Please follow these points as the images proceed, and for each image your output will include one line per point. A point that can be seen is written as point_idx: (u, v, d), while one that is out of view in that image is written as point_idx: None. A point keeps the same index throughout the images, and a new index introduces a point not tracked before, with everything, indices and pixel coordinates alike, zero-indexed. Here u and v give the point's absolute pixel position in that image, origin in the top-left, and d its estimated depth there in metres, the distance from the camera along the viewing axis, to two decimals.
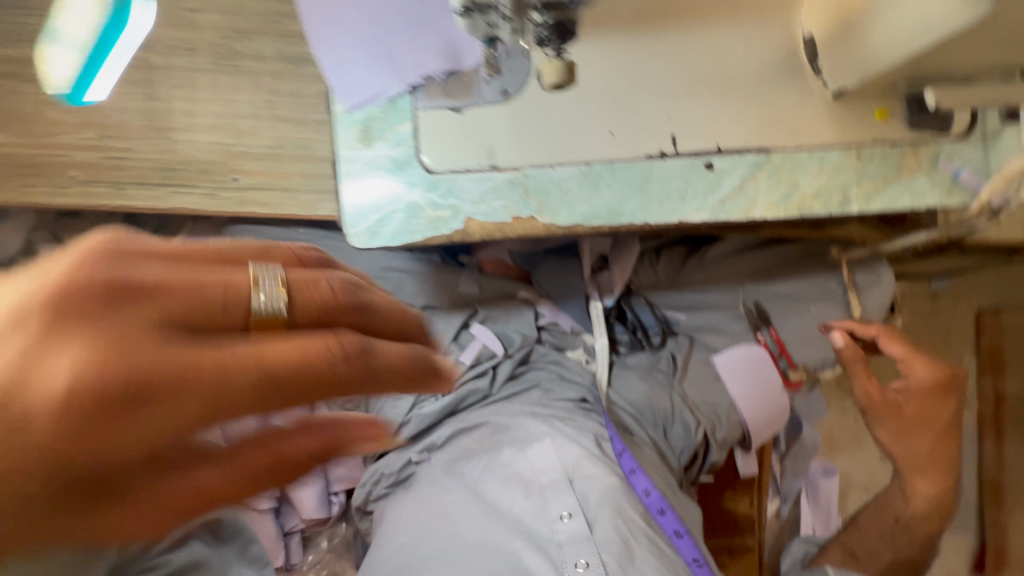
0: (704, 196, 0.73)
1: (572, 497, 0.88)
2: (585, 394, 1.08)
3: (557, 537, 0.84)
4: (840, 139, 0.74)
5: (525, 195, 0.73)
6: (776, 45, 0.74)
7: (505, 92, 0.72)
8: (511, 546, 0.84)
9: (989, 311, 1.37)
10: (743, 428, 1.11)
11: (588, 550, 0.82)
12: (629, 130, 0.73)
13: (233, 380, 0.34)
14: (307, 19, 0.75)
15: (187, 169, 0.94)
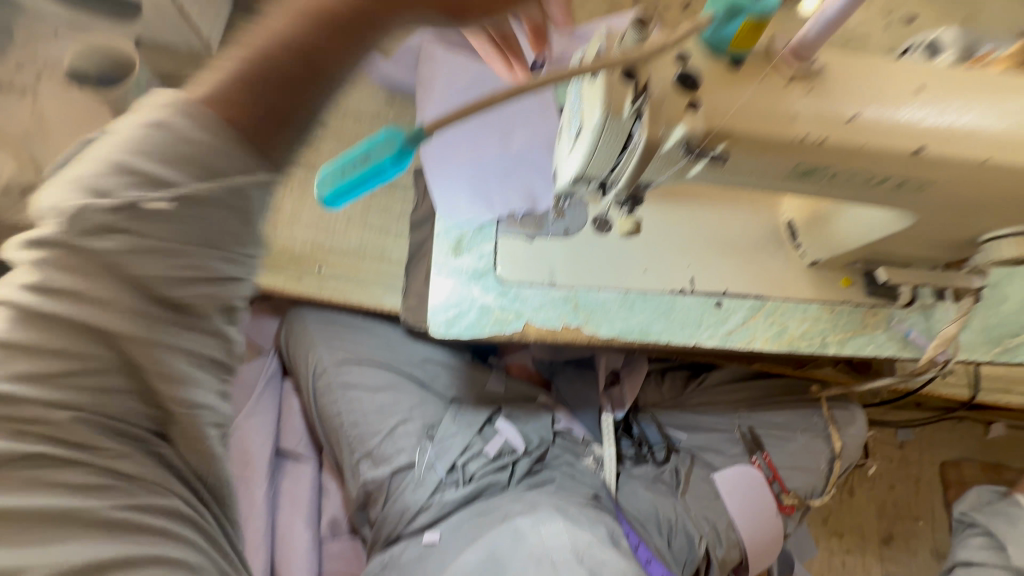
0: (715, 326, 0.92)
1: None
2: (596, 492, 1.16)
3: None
4: (818, 296, 0.96)
5: (575, 309, 0.91)
6: (765, 222, 0.98)
7: (566, 230, 0.92)
8: None
9: (952, 464, 1.51)
10: (742, 551, 1.17)
11: None
12: (658, 269, 0.93)
13: None
14: (428, 167, 1.01)
15: (282, 256, 1.11)
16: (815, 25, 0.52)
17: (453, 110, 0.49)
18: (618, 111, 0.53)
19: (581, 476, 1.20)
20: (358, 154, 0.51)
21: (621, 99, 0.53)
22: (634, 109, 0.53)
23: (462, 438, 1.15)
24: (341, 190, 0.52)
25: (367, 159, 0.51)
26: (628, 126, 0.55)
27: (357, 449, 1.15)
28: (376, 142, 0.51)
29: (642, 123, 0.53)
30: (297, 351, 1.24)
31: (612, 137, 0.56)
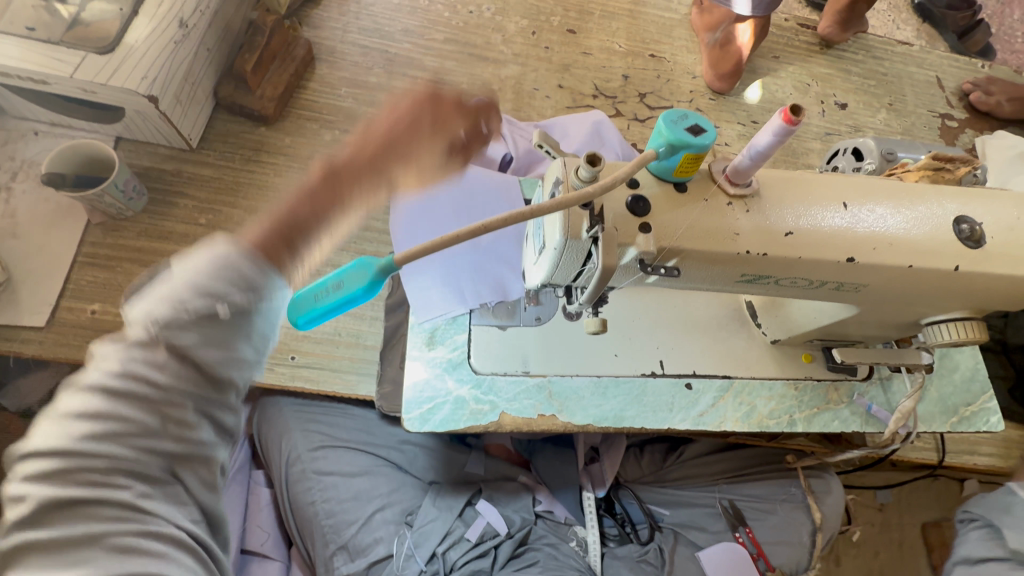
0: (686, 409, 0.94)
1: None
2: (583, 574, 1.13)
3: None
4: (783, 373, 0.99)
5: (549, 397, 0.92)
6: (728, 302, 1.02)
7: (538, 318, 0.94)
8: None
9: (932, 525, 1.52)
10: None
11: None
12: (628, 353, 0.95)
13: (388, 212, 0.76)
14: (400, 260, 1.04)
15: None
16: (746, 158, 0.57)
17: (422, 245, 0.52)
18: (576, 235, 0.57)
19: (565, 558, 1.15)
20: (329, 282, 0.54)
21: (579, 224, 0.57)
22: (591, 233, 0.57)
23: (442, 524, 1.11)
24: (310, 315, 0.54)
25: (341, 286, 0.54)
26: (586, 246, 0.59)
27: (332, 542, 1.10)
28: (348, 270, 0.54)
29: (600, 246, 0.57)
30: (268, 437, 1.17)
31: (573, 254, 0.60)
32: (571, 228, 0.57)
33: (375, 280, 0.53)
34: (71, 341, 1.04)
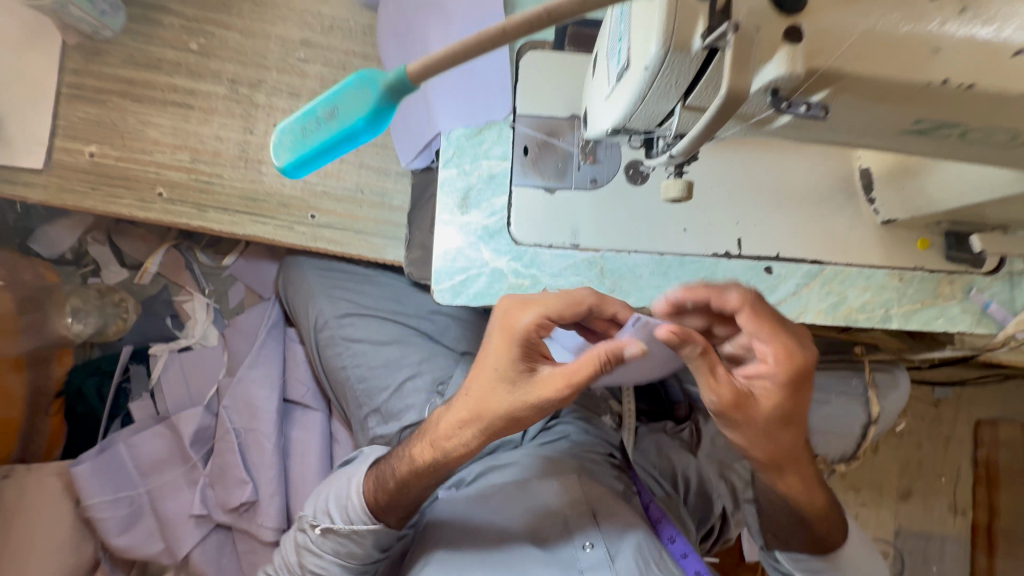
0: (762, 296, 0.80)
1: (596, 531, 0.88)
2: (613, 449, 1.10)
3: (579, 564, 0.85)
4: (887, 261, 0.82)
5: (600, 275, 0.78)
6: (837, 170, 0.81)
7: (594, 180, 0.78)
8: None
9: (987, 423, 1.43)
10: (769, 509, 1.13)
11: None
12: (700, 229, 0.80)
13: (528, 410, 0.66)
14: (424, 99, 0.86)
15: (269, 201, 0.99)
16: None
17: (449, 49, 0.37)
18: (683, 45, 0.41)
19: (597, 432, 1.13)
20: (321, 107, 0.40)
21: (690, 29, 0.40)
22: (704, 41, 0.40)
23: None
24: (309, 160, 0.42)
25: (341, 113, 0.40)
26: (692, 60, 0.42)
27: (365, 405, 1.09)
28: (346, 90, 0.40)
29: (725, 56, 0.40)
30: (296, 302, 1.17)
31: (670, 76, 0.44)
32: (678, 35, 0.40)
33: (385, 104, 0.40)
34: (74, 188, 0.95)
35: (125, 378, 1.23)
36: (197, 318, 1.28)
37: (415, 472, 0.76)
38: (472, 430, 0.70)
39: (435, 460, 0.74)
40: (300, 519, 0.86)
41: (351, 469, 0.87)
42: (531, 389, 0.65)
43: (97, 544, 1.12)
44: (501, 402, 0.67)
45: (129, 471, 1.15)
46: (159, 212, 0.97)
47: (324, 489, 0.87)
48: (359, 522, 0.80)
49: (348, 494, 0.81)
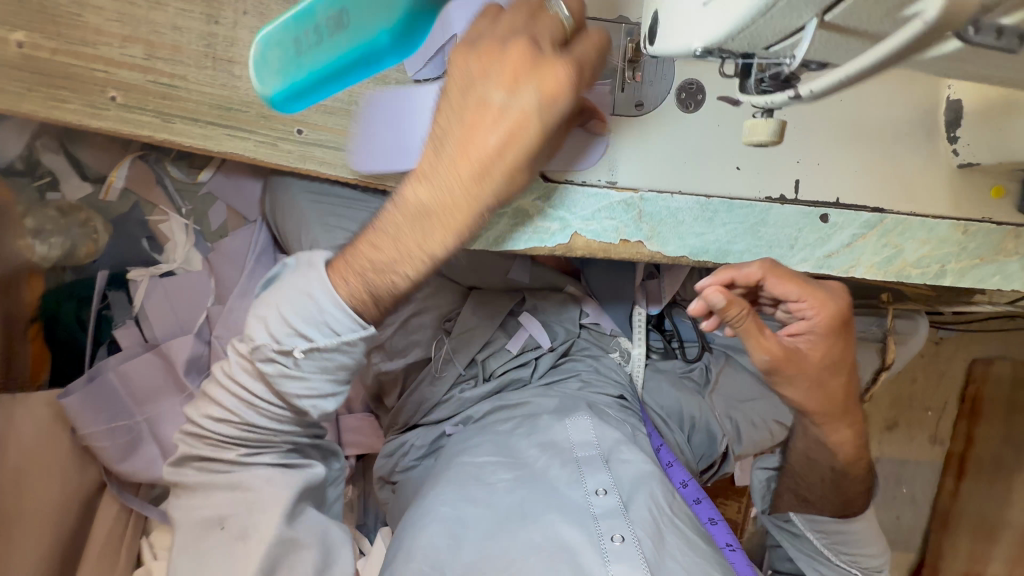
0: (812, 248, 0.72)
1: (608, 475, 0.85)
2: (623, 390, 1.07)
3: (593, 511, 0.80)
4: (954, 210, 0.73)
5: (638, 220, 0.69)
6: (918, 102, 0.71)
7: (640, 104, 0.66)
8: (546, 520, 0.79)
9: (982, 361, 1.44)
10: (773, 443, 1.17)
11: (622, 526, 0.78)
12: (756, 168, 0.69)
13: (438, 183, 0.60)
14: None
15: (246, 111, 0.84)
16: None
17: None
18: None
19: (605, 371, 1.11)
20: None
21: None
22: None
23: (483, 333, 1.07)
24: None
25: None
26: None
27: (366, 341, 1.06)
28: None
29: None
30: (287, 228, 1.07)
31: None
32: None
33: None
34: (6, 86, 0.79)
35: (105, 305, 1.13)
36: (176, 241, 1.17)
37: (353, 271, 0.64)
38: (406, 223, 0.62)
39: (366, 267, 0.64)
40: (254, 351, 0.66)
41: (303, 278, 0.67)
42: (462, 159, 0.58)
43: (101, 468, 1.11)
44: (428, 194, 0.60)
45: (123, 399, 1.11)
46: (117, 122, 0.82)
47: (267, 302, 0.67)
48: (348, 331, 0.65)
49: (321, 311, 0.64)
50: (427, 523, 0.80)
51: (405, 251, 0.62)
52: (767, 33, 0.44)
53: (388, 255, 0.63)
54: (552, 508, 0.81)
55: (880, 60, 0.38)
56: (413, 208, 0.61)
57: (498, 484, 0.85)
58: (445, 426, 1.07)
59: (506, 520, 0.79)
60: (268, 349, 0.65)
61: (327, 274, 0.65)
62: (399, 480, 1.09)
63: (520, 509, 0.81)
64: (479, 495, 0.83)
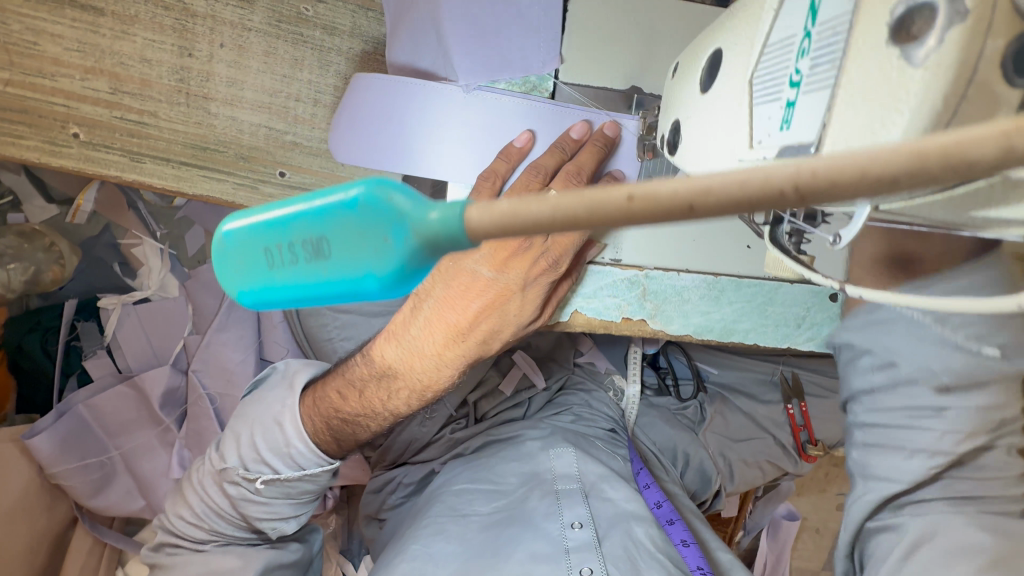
0: (819, 327, 0.69)
1: (585, 508, 0.79)
2: (614, 424, 1.03)
3: (566, 544, 0.74)
4: None
5: (642, 297, 0.65)
6: None
7: (651, 180, 0.67)
8: (515, 557, 0.72)
9: None
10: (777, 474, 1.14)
11: (593, 561, 0.71)
12: None
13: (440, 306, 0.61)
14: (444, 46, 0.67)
15: (224, 151, 0.78)
16: None
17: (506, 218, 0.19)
18: None
19: (598, 406, 1.06)
20: (297, 235, 0.22)
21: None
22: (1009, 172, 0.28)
23: (474, 377, 1.00)
24: (258, 283, 0.24)
25: (324, 254, 0.22)
26: (947, 194, 0.31)
27: None
28: (337, 220, 0.21)
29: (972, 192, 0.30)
30: None
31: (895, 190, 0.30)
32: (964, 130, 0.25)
33: (384, 265, 0.21)
34: None
35: (73, 336, 1.07)
36: (150, 266, 1.10)
37: (323, 415, 0.75)
38: (396, 386, 0.69)
39: (333, 413, 0.73)
40: (224, 472, 0.77)
41: (277, 393, 0.80)
42: (438, 327, 0.62)
43: (72, 504, 1.07)
44: (393, 356, 0.67)
45: (96, 433, 1.06)
46: (80, 160, 0.75)
47: (246, 422, 0.79)
48: (312, 466, 0.77)
49: (288, 441, 0.75)
50: (398, 564, 0.75)
51: (369, 406, 0.71)
52: None
53: (354, 413, 0.72)
54: (524, 544, 0.74)
55: (955, 312, 0.37)
56: (377, 371, 0.69)
57: (473, 518, 0.80)
58: (433, 465, 1.00)
59: (476, 558, 0.74)
60: (238, 472, 0.76)
61: (299, 404, 0.77)
62: (387, 518, 1.03)
63: (493, 545, 0.75)
64: (453, 530, 0.79)
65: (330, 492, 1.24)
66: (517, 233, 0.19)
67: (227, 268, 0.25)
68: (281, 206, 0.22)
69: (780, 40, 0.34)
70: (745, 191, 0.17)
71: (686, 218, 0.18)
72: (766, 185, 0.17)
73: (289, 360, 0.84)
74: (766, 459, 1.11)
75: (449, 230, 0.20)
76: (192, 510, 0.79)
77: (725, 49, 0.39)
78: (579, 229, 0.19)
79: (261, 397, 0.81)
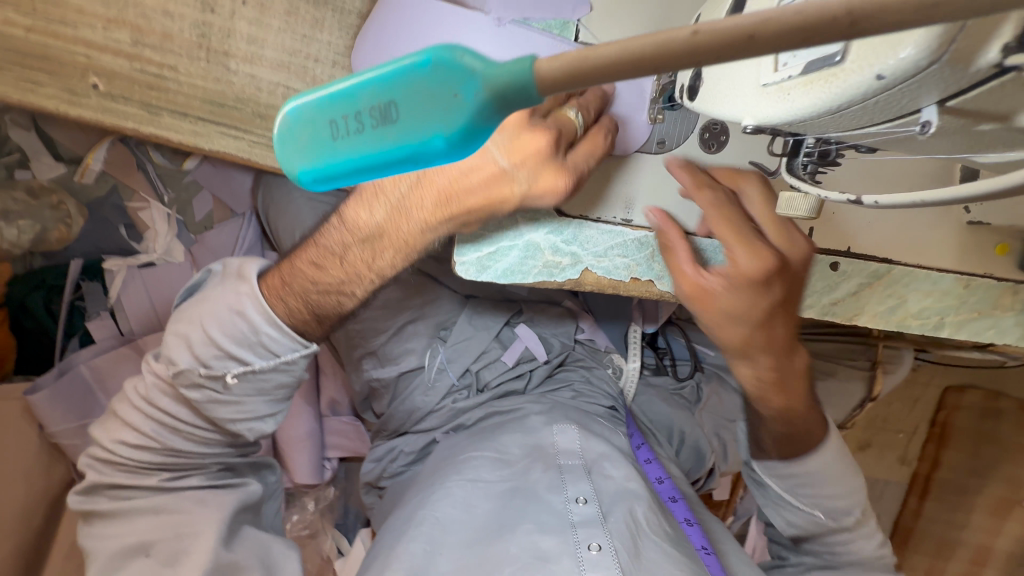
0: (820, 295, 0.72)
1: (589, 484, 0.74)
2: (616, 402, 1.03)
3: (571, 518, 0.70)
4: (957, 265, 0.73)
5: (651, 258, 0.68)
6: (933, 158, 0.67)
7: (662, 143, 0.65)
8: (522, 529, 0.69)
9: (955, 388, 1.42)
10: None
11: (600, 535, 0.67)
12: None
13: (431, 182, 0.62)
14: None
15: (242, 109, 0.79)
16: None
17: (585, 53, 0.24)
18: (961, 62, 0.29)
19: (598, 383, 1.07)
20: (365, 103, 0.30)
21: (986, 40, 0.28)
22: (1005, 60, 0.28)
23: (479, 342, 1.03)
24: (320, 155, 0.33)
25: (390, 116, 0.29)
26: (887, 127, 0.36)
27: (359, 347, 1.05)
28: (402, 86, 0.29)
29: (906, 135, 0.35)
30: (279, 225, 1.02)
31: (938, 79, 0.30)
32: (976, 37, 0.28)
33: (451, 124, 0.28)
34: None
35: (77, 296, 1.07)
36: (156, 229, 1.10)
37: (298, 296, 0.69)
38: (387, 250, 0.67)
39: (310, 287, 0.69)
40: (180, 376, 0.70)
41: (226, 288, 0.71)
42: (432, 184, 0.62)
43: (71, 465, 1.06)
44: (379, 215, 0.66)
45: (93, 394, 1.05)
46: (97, 110, 0.77)
47: (193, 321, 0.70)
48: (286, 351, 0.71)
49: (254, 328, 0.68)
50: (406, 530, 0.71)
51: (352, 271, 0.69)
52: (831, 126, 0.37)
53: (335, 281, 0.69)
54: (530, 515, 0.71)
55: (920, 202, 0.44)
56: (362, 234, 0.67)
57: (478, 487, 0.76)
58: (435, 434, 1.01)
59: (485, 529, 0.70)
60: (197, 372, 0.69)
61: (260, 288, 0.70)
62: (388, 485, 1.05)
63: (499, 517, 0.72)
64: (459, 494, 0.74)
65: (327, 463, 1.24)
66: (587, 76, 0.25)
67: (290, 145, 0.34)
68: (348, 84, 0.30)
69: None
70: (803, 16, 0.21)
71: (748, 48, 0.22)
72: (820, 9, 0.21)
73: (228, 261, 0.75)
74: None
75: (525, 79, 0.26)
76: (139, 431, 0.74)
77: None
78: (643, 70, 0.24)
79: (203, 296, 0.72)
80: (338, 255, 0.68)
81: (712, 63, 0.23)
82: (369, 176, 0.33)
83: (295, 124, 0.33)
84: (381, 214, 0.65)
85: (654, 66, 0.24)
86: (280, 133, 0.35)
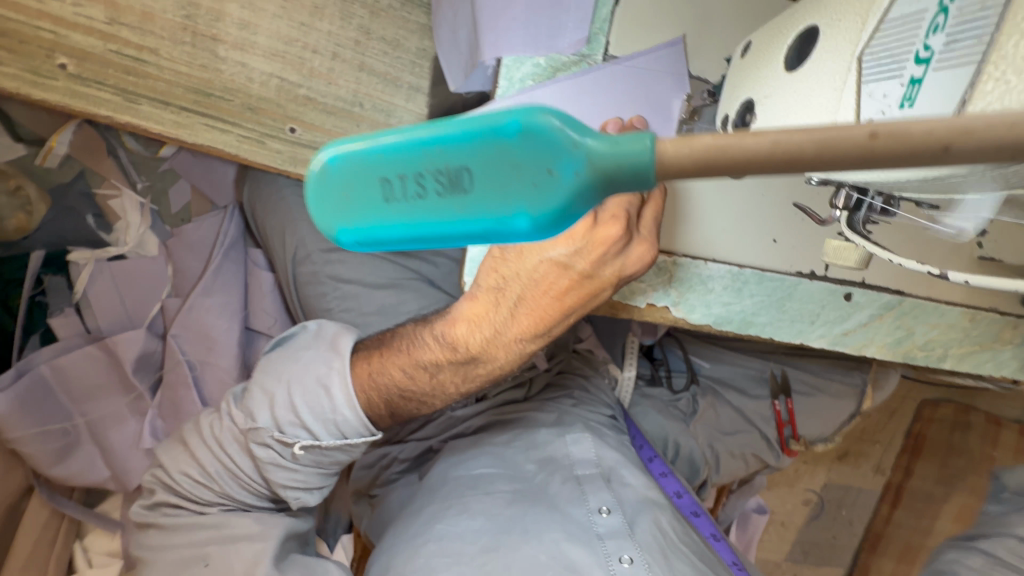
0: (832, 324, 0.71)
1: (611, 493, 0.72)
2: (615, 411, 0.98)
3: (597, 530, 0.68)
4: (965, 297, 0.72)
5: (669, 283, 0.67)
6: None
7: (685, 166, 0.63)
8: (551, 535, 0.67)
9: (931, 404, 1.42)
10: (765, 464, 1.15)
11: (631, 547, 0.66)
12: (795, 243, 0.66)
13: (525, 320, 0.60)
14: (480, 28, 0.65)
15: (230, 100, 0.73)
16: None
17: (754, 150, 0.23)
18: None
19: (596, 391, 1.02)
20: (429, 165, 0.29)
21: None
22: None
23: None
24: (362, 215, 0.31)
25: (462, 185, 0.28)
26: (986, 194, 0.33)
27: None
28: (477, 152, 0.28)
29: None
30: (266, 223, 0.95)
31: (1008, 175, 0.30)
32: None
33: (537, 207, 0.28)
34: None
35: (37, 290, 0.97)
36: (128, 220, 1.02)
37: (380, 390, 0.68)
38: (478, 370, 0.66)
39: (396, 392, 0.68)
40: (254, 432, 0.68)
41: (316, 354, 0.71)
42: (528, 314, 0.59)
43: (29, 472, 0.97)
44: (479, 338, 0.62)
45: (59, 397, 0.99)
46: (66, 95, 0.69)
47: (281, 380, 0.70)
48: (355, 434, 0.69)
49: (336, 408, 0.67)
50: (422, 545, 0.68)
51: (437, 384, 0.68)
52: (909, 186, 0.35)
53: (420, 392, 0.68)
54: (555, 524, 0.68)
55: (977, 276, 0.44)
56: (458, 358, 0.64)
57: (498, 494, 0.72)
58: (431, 442, 0.97)
59: (502, 534, 0.67)
60: (270, 434, 0.68)
61: (350, 369, 0.69)
62: (377, 494, 0.99)
63: (520, 522, 0.69)
64: (478, 506, 0.71)
65: None
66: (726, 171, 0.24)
67: (328, 202, 0.31)
68: (409, 141, 0.29)
69: (901, 16, 0.33)
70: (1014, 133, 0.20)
71: (939, 158, 0.21)
72: None
73: (324, 321, 0.75)
74: (750, 452, 1.13)
75: (644, 165, 0.26)
76: (204, 470, 0.72)
77: (822, 26, 0.39)
78: (792, 170, 0.23)
79: (293, 355, 0.71)
80: (424, 366, 0.66)
81: (890, 166, 0.22)
82: (413, 245, 0.31)
83: (333, 175, 0.31)
84: (480, 340, 0.63)
85: (824, 165, 0.23)
86: (311, 181, 0.32)
